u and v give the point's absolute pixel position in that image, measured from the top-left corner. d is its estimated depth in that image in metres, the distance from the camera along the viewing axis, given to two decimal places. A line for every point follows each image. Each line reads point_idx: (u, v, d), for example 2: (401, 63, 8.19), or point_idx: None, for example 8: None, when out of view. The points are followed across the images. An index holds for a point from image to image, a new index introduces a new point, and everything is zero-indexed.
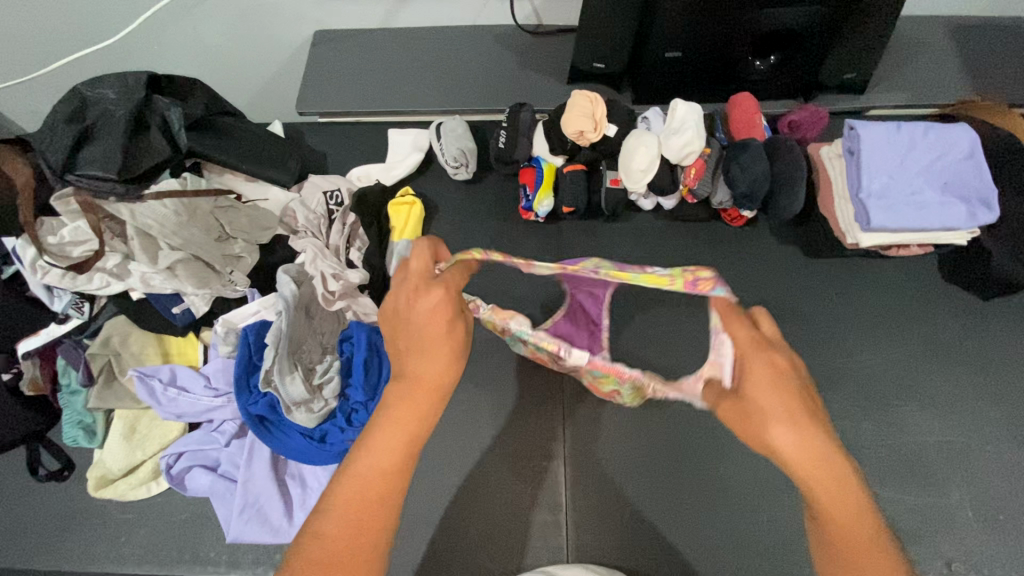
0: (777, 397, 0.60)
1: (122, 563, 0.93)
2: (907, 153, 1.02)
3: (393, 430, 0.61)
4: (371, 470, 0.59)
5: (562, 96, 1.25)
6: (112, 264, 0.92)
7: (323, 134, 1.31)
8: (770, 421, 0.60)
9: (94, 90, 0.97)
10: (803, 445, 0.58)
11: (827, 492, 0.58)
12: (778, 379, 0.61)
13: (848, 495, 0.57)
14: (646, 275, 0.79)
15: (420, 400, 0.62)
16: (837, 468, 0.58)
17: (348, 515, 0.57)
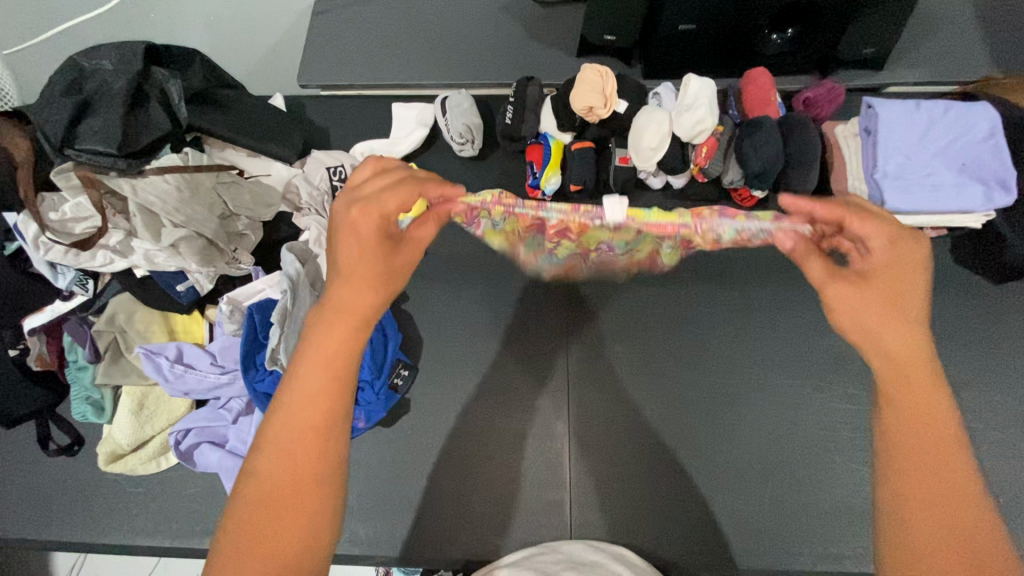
0: (894, 280, 0.58)
1: (135, 535, 0.95)
2: (925, 133, 1.00)
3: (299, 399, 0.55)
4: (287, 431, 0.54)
5: (571, 70, 1.21)
6: (116, 241, 0.90)
7: (325, 107, 1.28)
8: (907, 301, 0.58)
9: (90, 59, 0.94)
10: (900, 335, 0.57)
11: (912, 395, 0.54)
12: (907, 275, 0.59)
13: (939, 419, 0.53)
14: (658, 214, 0.74)
15: (335, 324, 0.60)
16: (925, 365, 0.56)
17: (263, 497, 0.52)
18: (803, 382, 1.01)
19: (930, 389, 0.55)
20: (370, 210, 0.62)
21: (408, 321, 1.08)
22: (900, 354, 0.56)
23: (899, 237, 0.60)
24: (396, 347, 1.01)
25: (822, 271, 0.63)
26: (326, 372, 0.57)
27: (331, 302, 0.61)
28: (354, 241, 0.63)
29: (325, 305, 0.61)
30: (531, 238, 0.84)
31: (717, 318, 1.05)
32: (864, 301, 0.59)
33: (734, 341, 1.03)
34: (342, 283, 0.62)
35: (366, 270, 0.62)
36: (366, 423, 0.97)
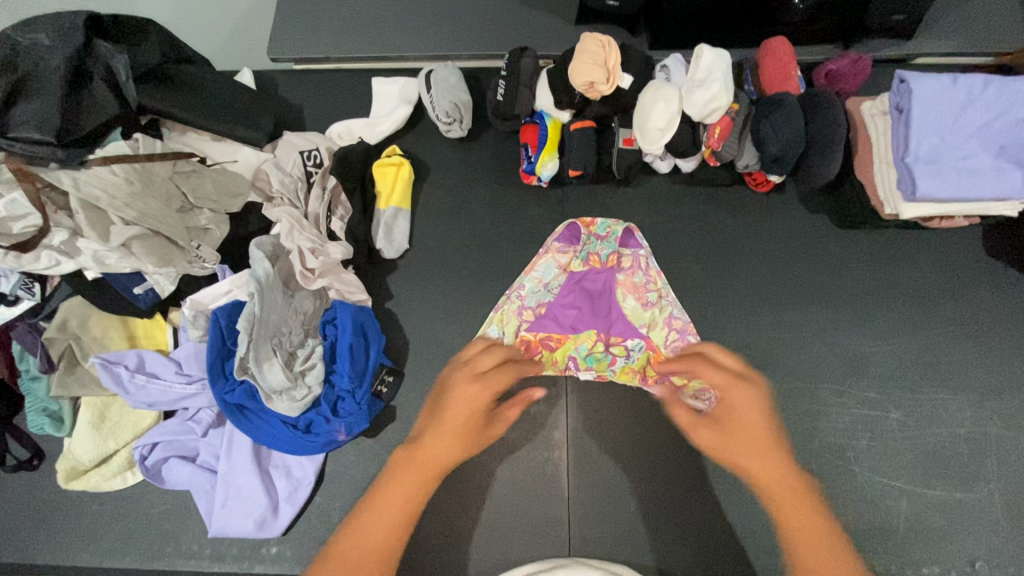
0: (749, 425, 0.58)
1: (103, 556, 0.89)
2: (963, 111, 0.89)
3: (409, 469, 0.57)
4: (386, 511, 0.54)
5: (569, 39, 1.09)
6: (60, 241, 0.80)
7: (299, 83, 1.16)
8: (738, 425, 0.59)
9: (22, 32, 0.81)
10: (773, 467, 0.55)
11: (792, 521, 0.53)
12: (753, 421, 0.58)
13: (812, 526, 0.53)
14: (618, 375, 0.95)
15: (414, 479, 0.56)
16: (804, 495, 0.54)
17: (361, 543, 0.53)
18: (817, 386, 0.94)
19: (806, 512, 0.53)
20: (489, 386, 0.63)
21: (393, 322, 1.01)
22: (778, 486, 0.55)
23: (743, 377, 0.63)
24: (379, 352, 0.93)
25: (688, 418, 0.62)
26: (400, 508, 0.55)
27: (422, 448, 0.58)
28: (465, 394, 0.62)
29: (411, 450, 0.58)
30: (541, 283, 1.01)
31: (724, 318, 0.98)
32: (719, 441, 0.58)
33: (742, 345, 0.97)
34: (435, 439, 0.58)
35: (463, 437, 0.59)
36: (346, 436, 0.89)
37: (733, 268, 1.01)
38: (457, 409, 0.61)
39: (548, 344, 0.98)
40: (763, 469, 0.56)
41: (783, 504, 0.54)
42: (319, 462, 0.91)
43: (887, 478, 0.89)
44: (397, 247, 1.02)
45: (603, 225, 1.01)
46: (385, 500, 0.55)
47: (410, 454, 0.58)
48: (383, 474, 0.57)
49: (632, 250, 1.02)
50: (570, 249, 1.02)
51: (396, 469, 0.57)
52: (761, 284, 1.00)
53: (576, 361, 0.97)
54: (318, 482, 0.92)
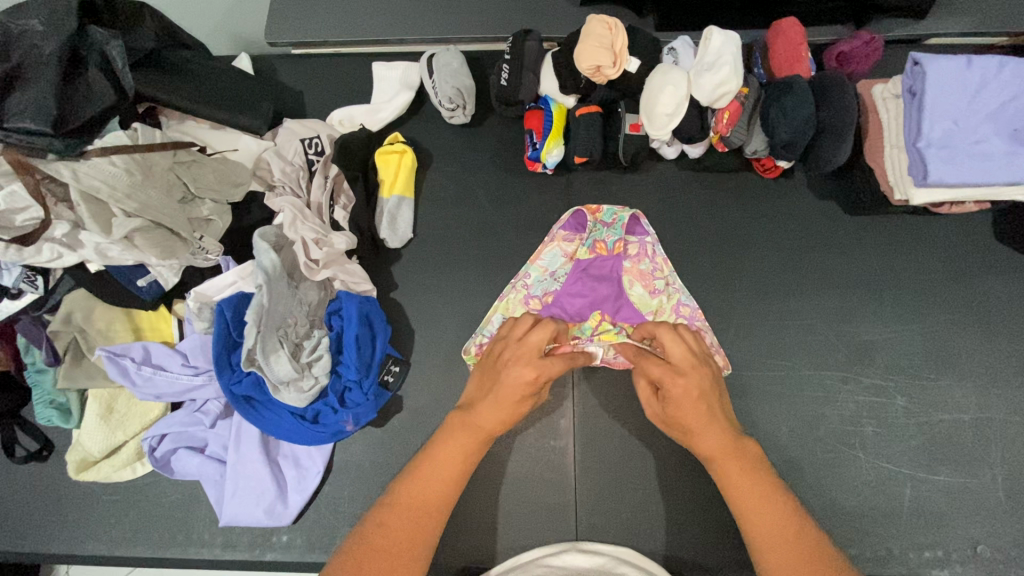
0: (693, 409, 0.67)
1: (116, 545, 0.90)
2: (976, 94, 0.87)
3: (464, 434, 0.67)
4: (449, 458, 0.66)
5: (574, 21, 1.07)
6: (61, 234, 0.80)
7: (298, 68, 1.14)
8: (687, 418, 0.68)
9: (14, 19, 0.79)
10: (714, 436, 0.67)
11: (733, 480, 0.65)
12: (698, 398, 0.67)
13: (750, 481, 0.65)
14: None
15: (467, 440, 0.67)
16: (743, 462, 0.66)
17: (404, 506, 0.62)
18: (823, 374, 0.94)
19: (744, 471, 0.65)
20: (545, 372, 0.70)
21: (398, 311, 1.01)
22: (717, 450, 0.67)
23: (696, 362, 0.70)
24: (385, 342, 0.93)
25: (646, 393, 0.73)
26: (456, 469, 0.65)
27: (477, 415, 0.68)
28: (520, 375, 0.68)
29: (465, 415, 0.69)
30: (544, 270, 1.00)
31: (730, 306, 0.98)
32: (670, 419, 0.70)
33: (749, 332, 0.96)
34: (492, 402, 0.68)
35: (513, 406, 0.68)
36: (354, 426, 0.89)
37: (740, 256, 1.00)
38: (507, 387, 0.68)
39: None
40: (710, 440, 0.67)
41: (724, 466, 0.66)
42: (328, 451, 0.91)
43: (892, 465, 0.90)
44: (402, 236, 1.01)
45: (608, 213, 1.00)
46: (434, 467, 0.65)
47: (464, 417, 0.69)
48: (442, 434, 0.68)
49: (638, 238, 1.00)
50: (576, 238, 1.00)
51: (452, 431, 0.68)
52: (769, 272, 0.99)
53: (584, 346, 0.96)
54: (326, 472, 0.92)
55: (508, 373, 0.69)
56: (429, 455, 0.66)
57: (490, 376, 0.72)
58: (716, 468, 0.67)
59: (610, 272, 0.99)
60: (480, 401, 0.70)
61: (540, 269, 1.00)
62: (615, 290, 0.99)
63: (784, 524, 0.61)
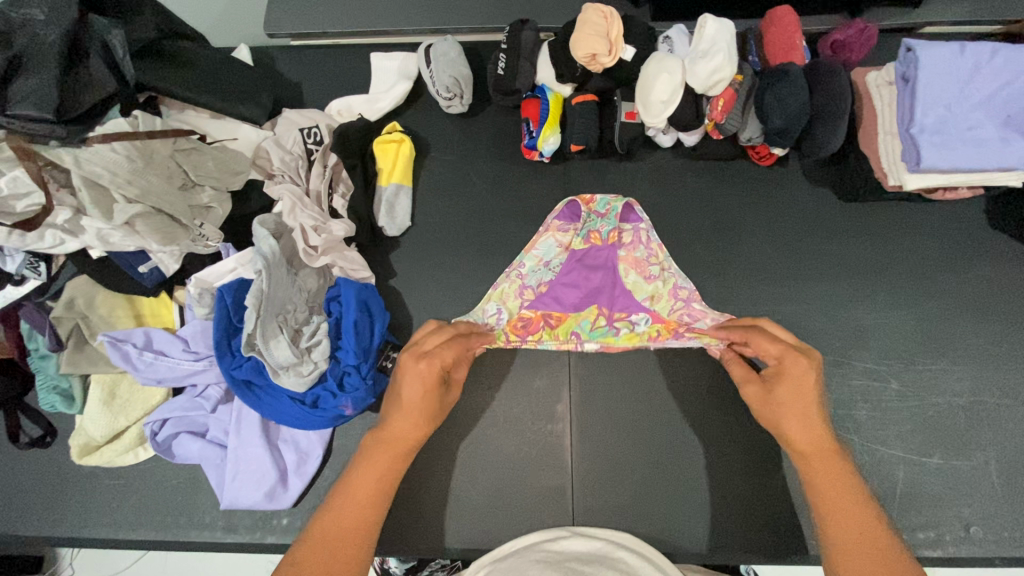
0: (800, 396, 0.68)
1: (117, 529, 0.91)
2: (969, 81, 0.87)
3: (382, 447, 0.68)
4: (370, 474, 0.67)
5: (570, 10, 1.08)
6: (64, 220, 0.81)
7: (296, 58, 1.15)
8: (788, 408, 0.69)
9: (16, 8, 0.80)
10: (808, 428, 0.67)
11: (819, 471, 0.66)
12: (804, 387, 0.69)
13: (838, 484, 0.65)
14: (627, 337, 0.94)
15: (384, 456, 0.68)
16: (830, 453, 0.67)
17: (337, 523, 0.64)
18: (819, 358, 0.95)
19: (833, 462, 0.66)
20: (435, 361, 0.71)
21: (396, 298, 1.02)
22: (810, 442, 0.67)
23: (799, 350, 0.72)
24: (383, 328, 0.93)
25: (742, 375, 0.76)
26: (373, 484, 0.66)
27: (388, 430, 0.69)
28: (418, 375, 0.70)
29: (380, 431, 0.70)
30: (537, 262, 0.98)
31: (726, 292, 0.99)
32: (771, 399, 0.70)
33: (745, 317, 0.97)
34: (401, 410, 0.70)
35: (425, 411, 0.70)
36: (353, 411, 0.90)
37: (735, 242, 1.01)
38: (415, 391, 0.70)
39: (548, 322, 0.97)
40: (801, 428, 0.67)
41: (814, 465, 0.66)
42: (327, 435, 0.93)
43: (886, 447, 0.91)
44: (400, 224, 1.02)
45: (599, 205, 0.98)
46: (352, 489, 0.66)
47: (377, 434, 0.70)
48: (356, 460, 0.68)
49: (631, 225, 0.98)
50: (570, 228, 0.98)
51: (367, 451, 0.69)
52: (764, 258, 1.00)
53: (580, 336, 0.96)
54: (326, 456, 0.94)
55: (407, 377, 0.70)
56: (347, 482, 0.67)
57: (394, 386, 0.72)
58: (802, 458, 0.67)
59: (604, 263, 0.98)
60: (389, 412, 0.71)
61: (533, 261, 0.98)
62: (611, 280, 0.97)
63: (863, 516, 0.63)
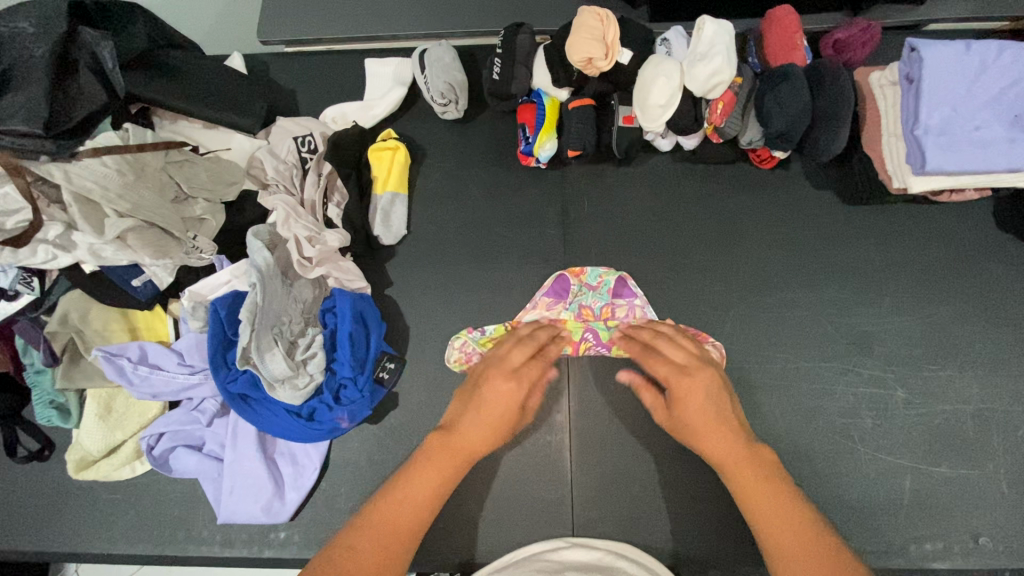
0: (705, 418, 0.68)
1: (116, 543, 0.91)
2: (975, 80, 0.85)
3: (448, 451, 0.67)
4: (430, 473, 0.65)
5: (566, 14, 1.06)
6: (54, 235, 0.80)
7: (290, 65, 1.14)
8: (693, 428, 0.68)
9: (4, 22, 0.80)
10: (725, 447, 0.66)
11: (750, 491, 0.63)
12: (703, 403, 0.69)
13: (775, 501, 0.62)
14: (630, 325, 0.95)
15: (449, 460, 0.66)
16: (759, 468, 0.65)
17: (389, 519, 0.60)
18: (821, 366, 0.93)
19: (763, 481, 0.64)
20: (525, 379, 0.73)
21: (393, 308, 1.00)
22: (732, 460, 0.66)
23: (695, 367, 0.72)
24: (379, 339, 0.92)
25: (652, 399, 0.75)
26: (432, 485, 0.64)
27: (458, 435, 0.68)
28: (500, 388, 0.71)
29: (447, 435, 0.68)
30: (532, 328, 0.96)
31: (727, 299, 0.97)
32: (680, 424, 0.70)
33: (747, 324, 0.96)
34: (474, 414, 0.70)
35: (500, 421, 0.70)
36: (350, 423, 0.89)
37: (737, 248, 0.99)
38: (493, 399, 0.71)
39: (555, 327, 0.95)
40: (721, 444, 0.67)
41: (741, 477, 0.65)
42: (324, 448, 0.92)
43: (891, 456, 0.89)
44: (396, 233, 1.01)
45: (590, 275, 0.97)
46: (409, 491, 0.62)
47: (446, 436, 0.68)
48: (420, 456, 0.66)
49: (626, 300, 0.95)
50: (559, 304, 0.96)
51: (434, 442, 0.68)
52: (766, 264, 0.98)
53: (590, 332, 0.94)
54: (323, 469, 0.93)
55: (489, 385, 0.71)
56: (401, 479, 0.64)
57: (469, 391, 0.73)
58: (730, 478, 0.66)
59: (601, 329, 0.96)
60: (462, 421, 0.70)
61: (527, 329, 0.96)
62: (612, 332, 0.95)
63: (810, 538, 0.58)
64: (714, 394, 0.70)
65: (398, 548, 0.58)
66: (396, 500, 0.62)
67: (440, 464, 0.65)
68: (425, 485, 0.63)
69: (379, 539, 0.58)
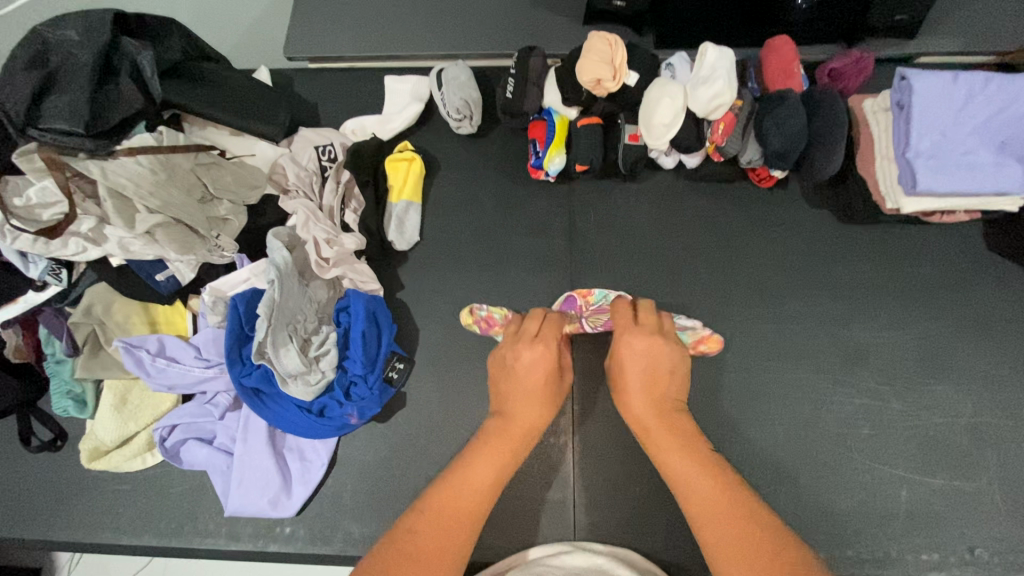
0: (643, 381, 0.75)
1: (122, 534, 0.92)
2: (964, 108, 0.90)
3: (502, 438, 0.71)
4: (489, 465, 0.68)
5: (576, 39, 1.13)
6: (87, 228, 0.84)
7: (313, 80, 1.20)
8: (628, 386, 0.75)
9: (53, 30, 0.86)
10: (648, 404, 0.73)
11: (663, 449, 0.70)
12: (659, 364, 0.76)
13: (686, 460, 0.68)
14: None
15: (502, 446, 0.70)
16: (683, 437, 0.70)
17: (458, 497, 0.64)
18: (819, 377, 0.96)
19: (676, 442, 0.70)
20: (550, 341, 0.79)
21: (404, 312, 1.04)
22: (649, 418, 0.73)
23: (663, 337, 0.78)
24: (390, 339, 0.96)
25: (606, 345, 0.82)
26: (491, 476, 0.67)
27: (514, 420, 0.73)
28: (535, 355, 0.77)
29: (502, 421, 0.73)
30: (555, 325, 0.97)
31: (727, 310, 1.00)
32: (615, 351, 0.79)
33: (746, 334, 0.99)
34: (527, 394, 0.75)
35: (541, 393, 0.75)
36: (359, 419, 0.92)
37: (737, 262, 1.03)
38: (532, 373, 0.76)
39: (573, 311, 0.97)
40: (643, 403, 0.74)
41: (649, 426, 0.72)
42: (332, 445, 0.94)
43: (887, 467, 0.91)
44: (408, 239, 1.05)
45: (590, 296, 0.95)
46: (468, 481, 0.66)
47: (502, 424, 0.73)
48: (477, 442, 0.71)
49: None
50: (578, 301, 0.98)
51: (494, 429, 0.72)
52: (765, 278, 1.02)
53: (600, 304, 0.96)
54: (331, 465, 0.95)
55: (522, 359, 0.77)
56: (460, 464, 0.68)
57: (504, 364, 0.79)
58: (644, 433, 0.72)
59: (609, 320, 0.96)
60: (509, 406, 0.75)
61: None
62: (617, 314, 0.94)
63: (749, 525, 0.60)
64: (664, 367, 0.76)
65: (464, 524, 0.62)
66: (463, 479, 0.66)
67: (496, 451, 0.69)
68: (490, 464, 0.68)
69: (444, 517, 0.62)
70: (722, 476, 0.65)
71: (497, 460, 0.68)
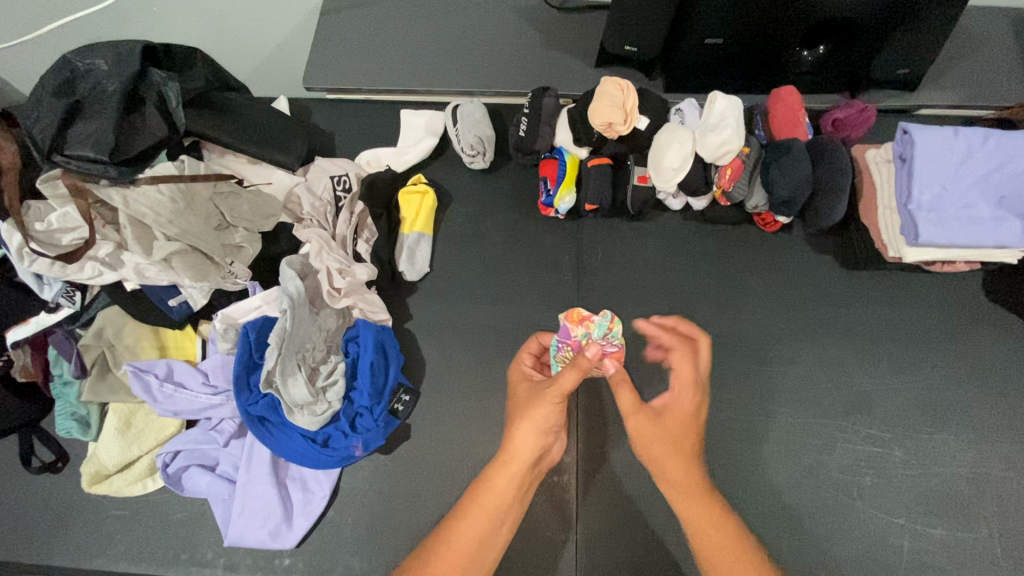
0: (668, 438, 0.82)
1: (118, 561, 0.91)
2: (964, 162, 0.93)
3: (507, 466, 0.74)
4: (498, 488, 0.73)
5: (588, 81, 1.16)
6: (105, 253, 0.85)
7: (331, 111, 1.23)
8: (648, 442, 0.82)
9: (83, 59, 0.89)
10: (682, 471, 0.78)
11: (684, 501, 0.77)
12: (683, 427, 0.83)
13: (708, 518, 0.75)
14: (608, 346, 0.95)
15: (510, 469, 0.74)
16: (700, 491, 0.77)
17: (472, 523, 0.71)
18: (821, 422, 0.96)
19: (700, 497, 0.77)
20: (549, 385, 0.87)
21: (411, 343, 1.04)
22: (683, 483, 0.78)
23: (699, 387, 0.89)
24: (397, 370, 0.96)
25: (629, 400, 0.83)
26: (500, 496, 0.72)
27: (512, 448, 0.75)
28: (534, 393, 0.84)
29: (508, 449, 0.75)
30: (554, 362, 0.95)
31: (730, 351, 1.01)
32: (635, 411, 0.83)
33: (749, 376, 1.00)
34: (528, 427, 0.76)
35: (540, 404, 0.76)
36: (363, 451, 0.92)
37: (741, 304, 1.04)
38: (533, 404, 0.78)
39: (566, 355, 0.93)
40: (675, 462, 0.79)
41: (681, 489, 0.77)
42: (335, 475, 0.94)
43: (889, 515, 0.91)
44: (419, 269, 1.06)
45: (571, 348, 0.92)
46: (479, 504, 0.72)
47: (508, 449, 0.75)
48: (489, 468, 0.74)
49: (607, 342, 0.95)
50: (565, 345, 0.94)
51: (497, 464, 0.74)
52: (769, 321, 1.03)
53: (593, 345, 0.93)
54: (332, 497, 0.94)
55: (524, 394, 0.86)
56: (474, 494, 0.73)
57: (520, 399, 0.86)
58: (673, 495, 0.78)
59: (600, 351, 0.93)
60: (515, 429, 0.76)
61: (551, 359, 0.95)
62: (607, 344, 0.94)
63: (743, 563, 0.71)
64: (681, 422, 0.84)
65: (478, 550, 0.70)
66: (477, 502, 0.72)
67: (509, 477, 0.73)
68: (499, 488, 0.73)
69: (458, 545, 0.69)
70: (722, 524, 0.74)
71: (505, 485, 0.73)
